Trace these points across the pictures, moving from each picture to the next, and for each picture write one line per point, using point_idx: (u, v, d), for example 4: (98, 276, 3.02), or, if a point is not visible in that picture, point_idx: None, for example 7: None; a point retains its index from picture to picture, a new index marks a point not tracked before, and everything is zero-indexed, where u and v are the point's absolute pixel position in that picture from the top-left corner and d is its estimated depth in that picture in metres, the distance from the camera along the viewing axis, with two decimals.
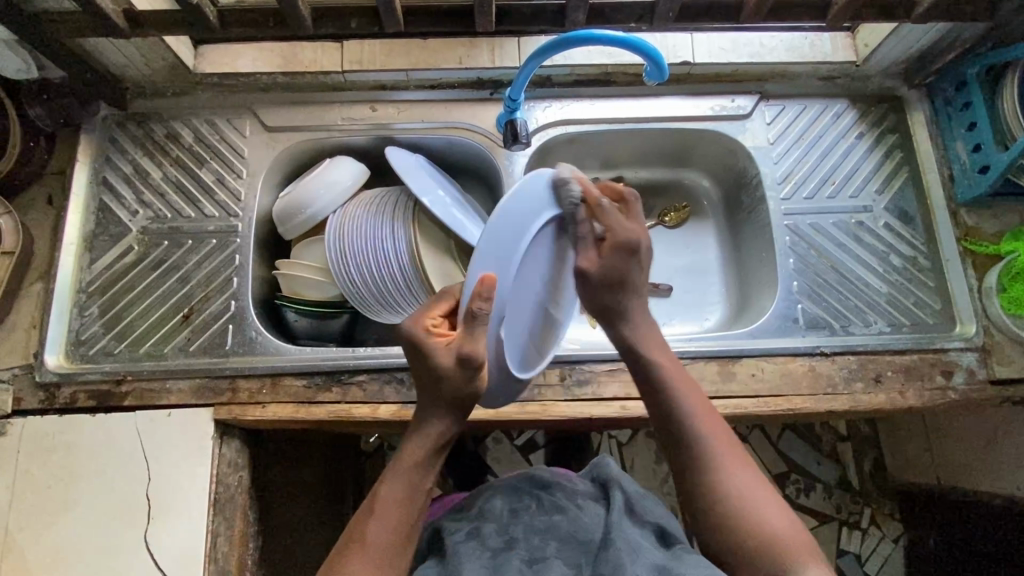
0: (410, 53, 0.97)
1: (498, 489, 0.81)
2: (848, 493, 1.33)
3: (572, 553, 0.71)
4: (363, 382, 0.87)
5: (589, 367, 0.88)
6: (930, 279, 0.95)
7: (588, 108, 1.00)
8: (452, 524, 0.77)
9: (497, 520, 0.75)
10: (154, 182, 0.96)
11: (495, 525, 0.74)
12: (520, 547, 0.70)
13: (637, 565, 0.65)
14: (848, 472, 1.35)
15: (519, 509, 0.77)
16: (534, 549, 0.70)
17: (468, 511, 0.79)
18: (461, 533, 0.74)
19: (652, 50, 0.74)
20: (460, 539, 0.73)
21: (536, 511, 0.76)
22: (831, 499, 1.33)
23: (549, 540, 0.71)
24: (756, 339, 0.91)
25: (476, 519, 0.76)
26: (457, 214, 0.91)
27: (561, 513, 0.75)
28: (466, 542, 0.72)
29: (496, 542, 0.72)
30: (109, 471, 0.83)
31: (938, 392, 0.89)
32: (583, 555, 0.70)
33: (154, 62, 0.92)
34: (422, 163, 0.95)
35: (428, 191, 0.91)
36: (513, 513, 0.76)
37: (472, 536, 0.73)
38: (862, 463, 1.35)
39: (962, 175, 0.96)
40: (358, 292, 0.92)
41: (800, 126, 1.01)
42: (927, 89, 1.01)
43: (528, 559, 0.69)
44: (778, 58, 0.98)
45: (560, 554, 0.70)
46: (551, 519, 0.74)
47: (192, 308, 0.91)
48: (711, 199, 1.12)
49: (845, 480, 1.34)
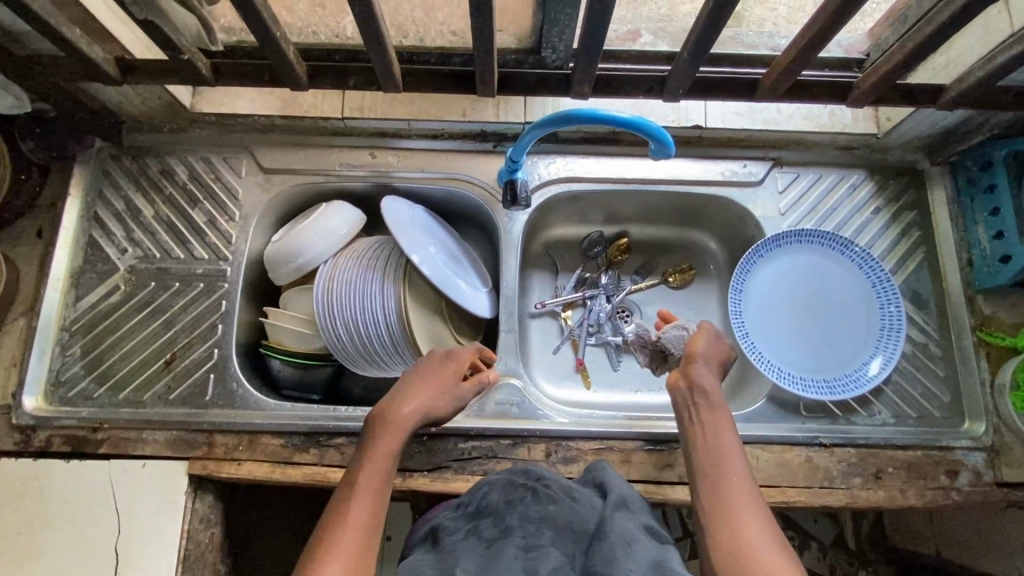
0: (413, 102, 0.94)
1: (492, 483, 0.72)
2: (845, 555, 1.23)
3: (567, 544, 0.62)
4: (341, 445, 0.85)
5: (576, 445, 0.86)
6: (941, 368, 0.91)
7: (594, 166, 0.97)
8: (449, 523, 0.68)
9: (492, 512, 0.67)
10: (144, 220, 0.94)
11: (491, 519, 0.66)
12: (515, 536, 0.62)
13: (633, 559, 0.56)
14: (845, 531, 1.24)
15: (515, 501, 0.68)
16: (529, 535, 0.62)
17: (462, 509, 0.71)
18: (458, 532, 0.66)
19: (656, 129, 0.73)
20: (459, 537, 0.65)
21: (531, 502, 0.67)
22: (825, 559, 1.22)
23: (544, 528, 0.63)
24: (752, 423, 0.88)
25: (473, 518, 0.67)
26: (449, 277, 0.89)
27: (555, 503, 0.67)
28: (464, 539, 0.63)
29: (491, 533, 0.63)
30: (78, 521, 0.81)
31: (941, 492, 0.85)
32: (578, 547, 0.62)
33: (151, 101, 0.90)
34: (418, 220, 0.92)
35: (422, 252, 0.88)
36: (508, 503, 0.68)
37: (466, 533, 0.65)
38: (861, 523, 1.24)
39: (981, 261, 0.92)
40: (342, 348, 0.89)
41: (813, 196, 0.97)
42: (950, 166, 0.96)
43: (524, 547, 0.60)
44: (794, 126, 0.94)
45: (556, 544, 0.61)
46: (546, 510, 0.66)
47: (175, 353, 0.89)
48: (717, 262, 1.07)
49: (842, 540, 1.24)
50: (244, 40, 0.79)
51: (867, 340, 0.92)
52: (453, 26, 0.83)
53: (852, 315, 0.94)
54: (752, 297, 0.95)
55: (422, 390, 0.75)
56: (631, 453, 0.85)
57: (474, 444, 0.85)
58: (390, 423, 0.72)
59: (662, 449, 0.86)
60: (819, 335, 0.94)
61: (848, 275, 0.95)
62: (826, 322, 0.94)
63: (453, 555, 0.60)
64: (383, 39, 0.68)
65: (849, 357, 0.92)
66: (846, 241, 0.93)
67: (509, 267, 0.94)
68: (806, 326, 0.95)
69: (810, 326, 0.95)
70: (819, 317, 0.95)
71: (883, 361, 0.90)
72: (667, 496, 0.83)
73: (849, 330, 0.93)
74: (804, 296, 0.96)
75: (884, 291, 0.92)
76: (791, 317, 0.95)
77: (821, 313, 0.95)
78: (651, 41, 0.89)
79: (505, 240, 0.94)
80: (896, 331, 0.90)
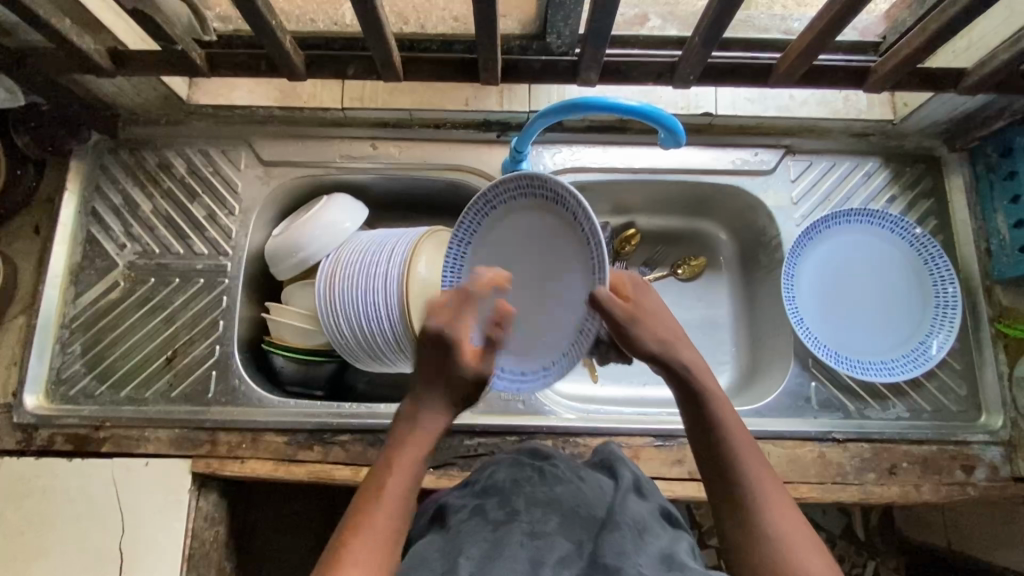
0: (414, 92, 0.92)
1: (500, 462, 0.69)
2: (854, 544, 1.14)
3: (574, 529, 0.57)
4: (345, 442, 0.84)
5: (583, 441, 0.84)
6: (958, 361, 0.89)
7: (601, 155, 0.94)
8: (454, 500, 0.64)
9: (499, 492, 0.62)
10: (143, 214, 0.92)
11: (496, 498, 0.61)
12: (521, 521, 0.57)
13: (643, 554, 0.53)
14: (855, 522, 1.15)
15: (521, 480, 0.63)
16: (534, 521, 0.57)
17: (467, 487, 0.66)
18: (463, 511, 0.61)
19: (667, 118, 0.71)
20: (464, 518, 0.59)
21: (538, 483, 0.63)
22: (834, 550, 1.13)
23: (551, 513, 0.58)
24: (762, 417, 0.86)
25: (479, 495, 0.63)
26: (546, 325, 0.73)
27: (564, 483, 0.63)
28: (467, 518, 0.59)
29: (497, 515, 0.58)
30: (79, 523, 0.80)
31: (956, 488, 0.83)
32: (586, 533, 0.57)
33: (147, 93, 0.88)
34: (542, 213, 0.72)
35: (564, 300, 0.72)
36: (514, 483, 0.63)
37: (469, 513, 0.60)
38: (870, 512, 1.15)
39: (1000, 252, 0.89)
40: (347, 344, 0.86)
41: (827, 184, 0.94)
42: (969, 152, 0.93)
43: (530, 534, 0.56)
44: (807, 113, 0.92)
45: (562, 530, 0.57)
46: (553, 491, 0.61)
47: (176, 350, 0.88)
48: (727, 252, 1.04)
49: (851, 530, 1.14)
50: (241, 29, 0.77)
51: (918, 328, 0.90)
52: (454, 12, 0.79)
53: (902, 304, 0.91)
54: (806, 279, 0.92)
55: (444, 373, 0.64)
56: (639, 449, 0.84)
57: (479, 440, 0.84)
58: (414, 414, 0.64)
59: (671, 445, 0.84)
60: (862, 323, 0.91)
61: (895, 257, 0.92)
62: (876, 311, 0.91)
63: (457, 543, 0.55)
64: (382, 27, 0.66)
65: (897, 345, 0.90)
66: (896, 219, 0.91)
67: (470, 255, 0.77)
68: (851, 312, 0.92)
69: (856, 314, 0.92)
70: (867, 304, 0.92)
71: (934, 352, 0.87)
72: (676, 493, 0.82)
73: (894, 319, 0.91)
74: (855, 281, 0.92)
75: (942, 279, 0.90)
76: (836, 302, 0.92)
77: (868, 299, 0.92)
78: (660, 25, 0.83)
79: (496, 215, 0.75)
80: (949, 321, 0.88)
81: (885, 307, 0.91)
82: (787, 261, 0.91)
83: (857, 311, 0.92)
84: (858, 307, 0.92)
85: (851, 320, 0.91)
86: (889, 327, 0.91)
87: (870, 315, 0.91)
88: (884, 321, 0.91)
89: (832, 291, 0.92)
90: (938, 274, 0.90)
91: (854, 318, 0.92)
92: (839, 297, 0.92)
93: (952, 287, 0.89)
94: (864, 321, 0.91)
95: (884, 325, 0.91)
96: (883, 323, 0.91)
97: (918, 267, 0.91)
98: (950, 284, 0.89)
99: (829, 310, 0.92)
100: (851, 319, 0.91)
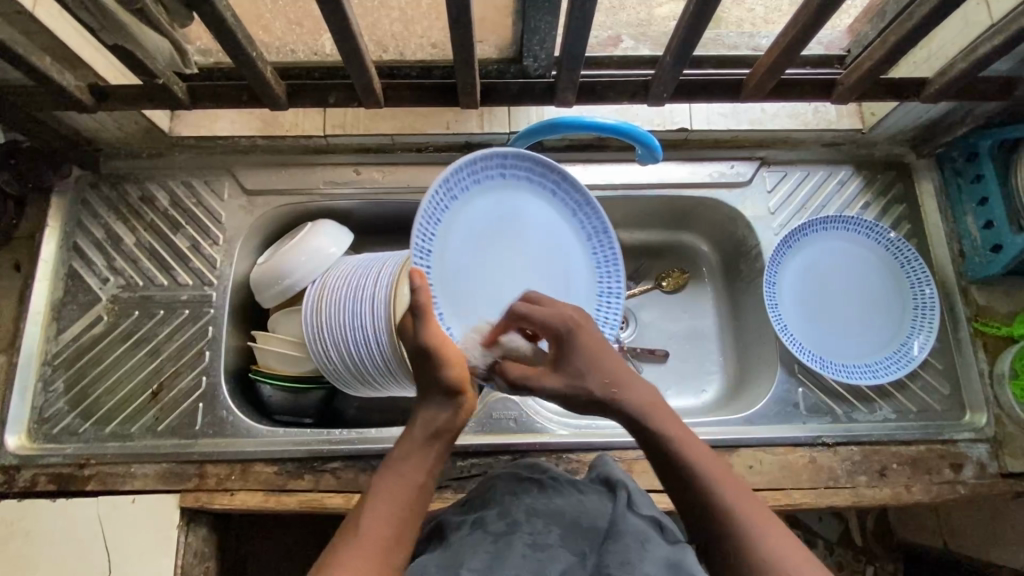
0: (396, 118, 0.94)
1: (495, 475, 0.67)
2: (851, 550, 1.13)
3: (577, 541, 0.57)
4: (337, 470, 0.84)
5: (576, 456, 0.85)
6: (938, 360, 0.91)
7: (581, 172, 0.95)
8: (453, 517, 0.63)
9: (497, 503, 0.62)
10: (126, 248, 0.92)
11: (496, 510, 0.61)
12: (522, 532, 0.57)
13: (649, 560, 0.53)
14: (850, 526, 1.14)
15: (520, 492, 0.63)
16: (536, 532, 0.57)
17: (467, 503, 0.66)
18: (463, 526, 0.60)
19: (643, 134, 0.74)
20: (464, 532, 0.59)
21: (538, 494, 0.62)
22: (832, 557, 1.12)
23: (552, 526, 0.58)
24: (752, 425, 0.87)
25: (478, 509, 0.63)
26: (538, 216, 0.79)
27: (564, 496, 0.62)
28: (468, 536, 0.58)
29: (498, 527, 0.58)
30: (65, 565, 0.78)
31: (946, 486, 0.84)
32: (589, 544, 0.56)
33: (128, 127, 0.88)
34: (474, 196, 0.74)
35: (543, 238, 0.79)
36: (513, 495, 0.63)
37: (470, 527, 0.60)
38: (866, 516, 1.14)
39: (972, 252, 0.91)
40: (334, 370, 0.84)
41: (803, 194, 0.96)
42: (936, 157, 0.96)
43: (532, 546, 0.55)
44: (780, 125, 0.94)
45: (565, 542, 0.56)
46: (553, 503, 0.61)
47: (161, 385, 0.87)
48: (710, 263, 1.05)
49: (847, 535, 1.14)
50: (222, 61, 0.78)
51: (898, 335, 0.91)
52: (432, 38, 0.79)
53: (880, 317, 0.93)
54: (786, 294, 0.93)
55: (427, 381, 0.63)
56: (633, 462, 0.84)
57: (472, 461, 0.84)
58: (414, 424, 0.63)
59: None
60: (837, 342, 0.92)
61: (869, 269, 0.94)
62: (857, 326, 0.93)
63: (456, 555, 0.55)
64: (362, 56, 0.68)
65: (878, 353, 0.91)
66: (871, 225, 0.93)
67: (454, 300, 0.72)
68: (830, 335, 0.92)
69: (834, 336, 0.92)
70: (848, 324, 0.93)
71: (916, 357, 0.89)
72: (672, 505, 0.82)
73: (870, 334, 0.92)
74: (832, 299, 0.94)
75: (919, 284, 0.92)
76: (810, 329, 0.92)
77: (844, 321, 0.93)
78: (632, 45, 0.86)
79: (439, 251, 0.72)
80: (926, 325, 0.90)
81: (862, 323, 0.93)
82: (767, 276, 0.93)
83: (838, 332, 0.93)
84: (840, 325, 0.93)
85: (832, 340, 0.92)
86: (871, 342, 0.92)
87: (851, 333, 0.93)
88: (866, 338, 0.92)
89: (809, 315, 0.93)
90: (919, 283, 0.92)
91: (834, 338, 0.92)
92: (816, 320, 0.93)
93: (928, 288, 0.91)
94: (845, 342, 0.92)
95: (863, 338, 0.92)
96: (861, 338, 0.92)
97: (895, 272, 0.93)
98: (927, 285, 0.91)
99: (809, 336, 0.92)
100: (835, 337, 0.93)
